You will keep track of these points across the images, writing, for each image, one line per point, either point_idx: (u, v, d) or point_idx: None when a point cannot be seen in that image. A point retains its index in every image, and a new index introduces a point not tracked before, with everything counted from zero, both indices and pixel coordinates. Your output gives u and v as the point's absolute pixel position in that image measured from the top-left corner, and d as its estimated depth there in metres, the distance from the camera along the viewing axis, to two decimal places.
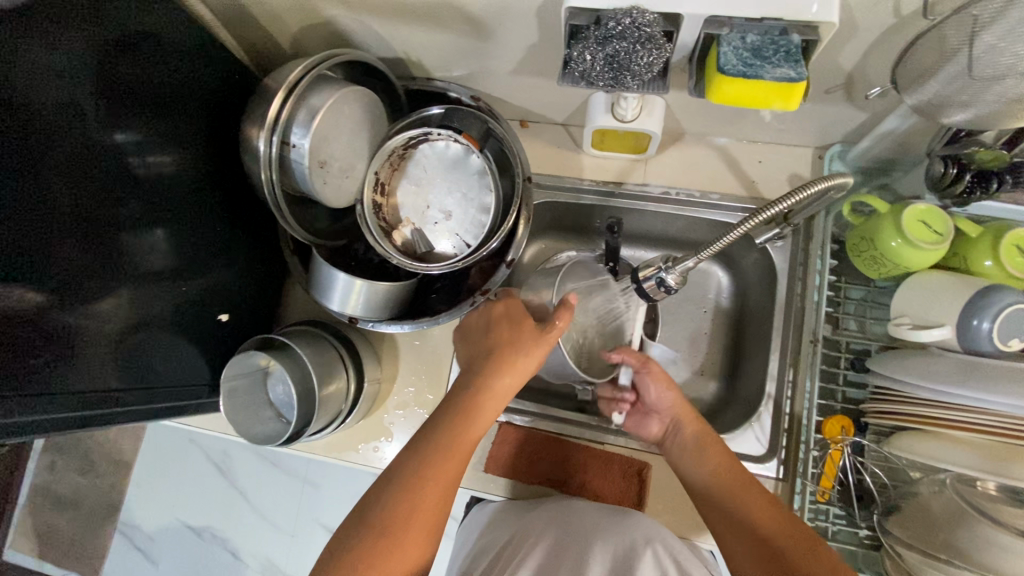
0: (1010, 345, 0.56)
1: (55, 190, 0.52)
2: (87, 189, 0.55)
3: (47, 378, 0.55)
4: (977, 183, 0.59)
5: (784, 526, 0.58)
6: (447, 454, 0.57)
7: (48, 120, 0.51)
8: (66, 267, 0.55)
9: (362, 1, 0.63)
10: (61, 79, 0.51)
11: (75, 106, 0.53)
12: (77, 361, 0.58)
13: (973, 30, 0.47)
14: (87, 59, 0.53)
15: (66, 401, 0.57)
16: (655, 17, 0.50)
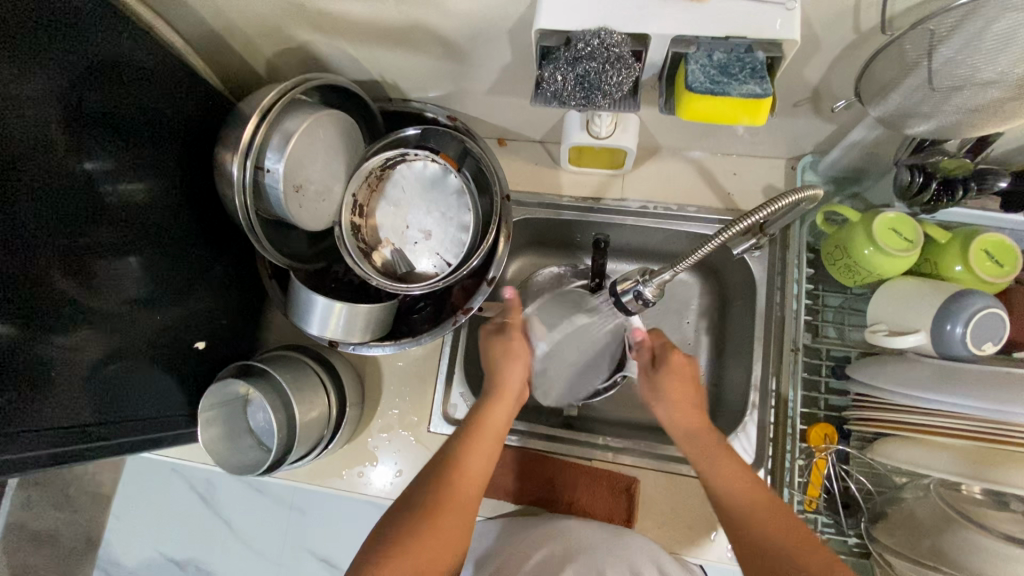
0: (984, 350, 0.57)
1: (19, 223, 0.51)
2: (53, 218, 0.54)
3: (14, 414, 0.53)
4: (944, 192, 0.60)
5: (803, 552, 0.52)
6: (463, 472, 0.61)
7: (16, 150, 0.50)
8: (34, 302, 0.53)
9: (336, 26, 0.63)
10: (28, 107, 0.50)
11: (39, 133, 0.52)
12: (44, 395, 0.56)
13: (931, 44, 0.49)
14: (55, 87, 0.52)
15: (34, 437, 0.55)
16: (623, 37, 0.51)
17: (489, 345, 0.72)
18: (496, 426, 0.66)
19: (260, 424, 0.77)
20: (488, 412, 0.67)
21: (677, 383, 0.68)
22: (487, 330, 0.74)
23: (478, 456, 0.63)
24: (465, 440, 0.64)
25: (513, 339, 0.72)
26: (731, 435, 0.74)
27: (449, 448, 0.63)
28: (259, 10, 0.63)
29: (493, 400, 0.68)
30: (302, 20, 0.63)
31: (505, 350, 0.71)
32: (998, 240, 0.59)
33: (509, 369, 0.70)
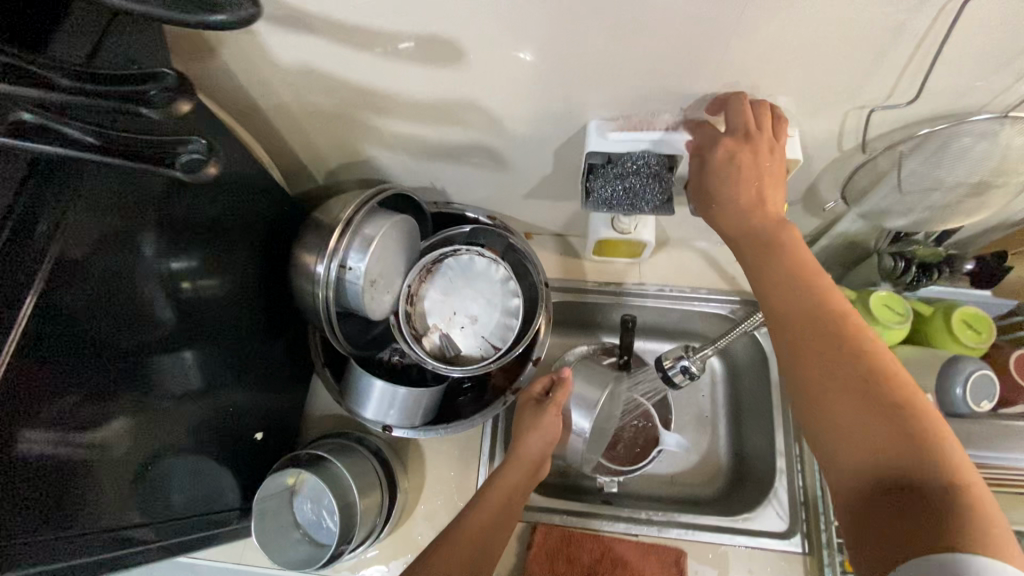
0: (982, 407, 0.65)
1: (93, 320, 0.51)
2: (125, 315, 0.55)
3: (79, 518, 0.52)
4: (922, 272, 0.71)
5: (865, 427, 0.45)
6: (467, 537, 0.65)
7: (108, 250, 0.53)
8: (95, 405, 0.51)
9: (404, 144, 0.73)
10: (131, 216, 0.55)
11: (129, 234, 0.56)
12: (93, 500, 0.53)
13: (899, 158, 0.62)
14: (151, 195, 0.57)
15: (93, 538, 0.54)
16: (659, 158, 0.64)
17: (524, 413, 0.76)
18: (506, 499, 0.69)
19: (307, 517, 0.76)
20: (500, 479, 0.70)
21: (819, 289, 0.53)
22: (527, 400, 0.78)
23: (484, 523, 0.66)
24: (474, 503, 0.68)
25: (546, 413, 0.74)
26: (765, 501, 0.79)
27: (460, 511, 0.68)
28: (337, 131, 0.72)
29: (507, 470, 0.71)
30: (374, 139, 0.73)
31: (531, 422, 0.74)
32: (974, 312, 0.71)
33: (529, 441, 0.73)
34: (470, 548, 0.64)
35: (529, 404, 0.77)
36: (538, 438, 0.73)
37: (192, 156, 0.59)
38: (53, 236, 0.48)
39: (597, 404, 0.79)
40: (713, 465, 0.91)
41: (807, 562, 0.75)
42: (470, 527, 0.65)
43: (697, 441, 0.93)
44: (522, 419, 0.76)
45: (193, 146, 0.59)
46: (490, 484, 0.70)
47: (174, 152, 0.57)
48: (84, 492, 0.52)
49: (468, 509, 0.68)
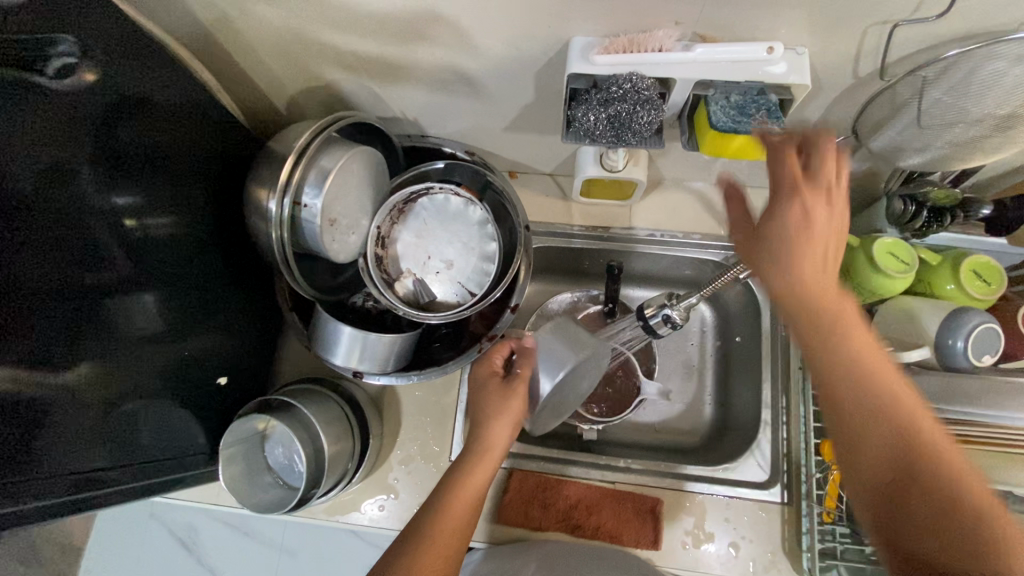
0: (982, 361, 0.61)
1: (18, 264, 0.47)
2: (60, 255, 0.51)
3: (40, 460, 0.51)
4: (932, 218, 0.65)
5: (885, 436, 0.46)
6: (430, 547, 0.58)
7: (48, 184, 0.49)
8: (42, 343, 0.49)
9: (367, 66, 0.66)
10: (57, 142, 0.49)
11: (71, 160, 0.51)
12: (46, 443, 0.52)
13: (921, 86, 0.55)
14: (88, 124, 0.52)
15: (59, 482, 0.54)
16: (651, 81, 0.55)
17: (486, 389, 0.68)
18: (469, 493, 0.62)
19: (279, 461, 0.76)
20: (467, 477, 0.62)
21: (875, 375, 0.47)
22: (487, 373, 0.69)
23: (449, 528, 0.59)
24: (439, 507, 0.60)
25: (512, 395, 0.66)
26: (746, 453, 0.77)
27: (424, 514, 0.61)
28: (291, 51, 0.65)
29: (473, 465, 0.63)
30: (333, 60, 0.66)
31: (495, 401, 0.66)
32: (985, 262, 0.65)
33: (495, 430, 0.64)
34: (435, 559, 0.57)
35: (492, 381, 0.68)
36: (501, 423, 0.65)
37: (66, 52, 0.48)
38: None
39: (566, 368, 0.66)
40: (696, 415, 0.89)
41: (784, 511, 0.74)
42: (432, 536, 0.59)
43: (682, 391, 0.90)
44: (482, 397, 0.68)
45: (66, 38, 0.48)
46: (454, 480, 0.62)
47: (43, 46, 0.47)
48: (41, 443, 0.51)
49: (428, 513, 0.61)
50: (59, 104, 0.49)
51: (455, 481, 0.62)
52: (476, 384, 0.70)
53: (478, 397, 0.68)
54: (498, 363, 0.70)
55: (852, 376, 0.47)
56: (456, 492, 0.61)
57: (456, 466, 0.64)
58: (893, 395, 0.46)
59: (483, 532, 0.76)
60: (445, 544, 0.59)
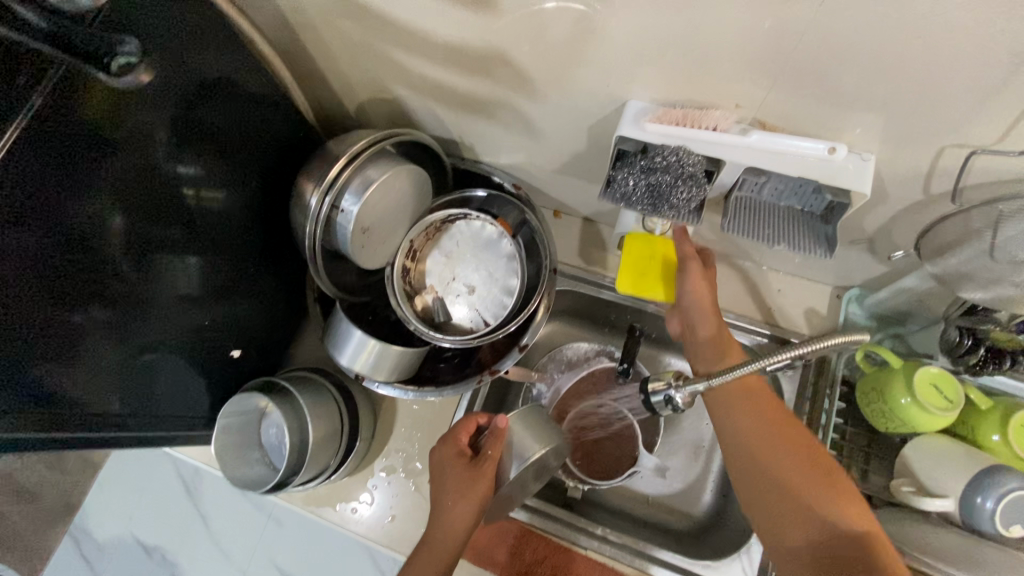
0: (1012, 532, 0.54)
1: (84, 214, 0.52)
2: (123, 212, 0.56)
3: (56, 395, 0.55)
4: (990, 358, 0.60)
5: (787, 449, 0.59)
6: None
7: (119, 142, 0.53)
8: (91, 298, 0.55)
9: (430, 89, 0.68)
10: (142, 109, 0.54)
11: (141, 140, 0.55)
12: (80, 388, 0.57)
13: (996, 220, 0.50)
14: (165, 99, 0.56)
15: (71, 419, 0.57)
16: (700, 158, 0.53)
17: (448, 471, 0.66)
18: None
19: (271, 440, 0.78)
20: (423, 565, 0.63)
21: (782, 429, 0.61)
22: (452, 449, 0.67)
23: None
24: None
25: (480, 480, 0.64)
26: (733, 554, 0.72)
27: None
28: (364, 64, 0.68)
29: (430, 554, 0.64)
30: (400, 79, 0.68)
31: (457, 483, 0.65)
32: None
33: (460, 517, 0.64)
34: None
35: (457, 463, 0.66)
36: (463, 503, 0.64)
37: (128, 52, 0.48)
38: (43, 139, 0.47)
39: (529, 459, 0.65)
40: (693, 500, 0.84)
41: None
42: None
43: (684, 470, 0.86)
44: (440, 474, 0.67)
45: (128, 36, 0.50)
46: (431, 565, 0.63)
47: (109, 45, 0.47)
48: (62, 382, 0.55)
49: None
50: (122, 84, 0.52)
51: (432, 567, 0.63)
52: (437, 460, 0.68)
53: (442, 477, 0.66)
54: (462, 441, 0.68)
55: (767, 434, 0.61)
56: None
57: (427, 550, 0.64)
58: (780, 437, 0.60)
59: None
60: None
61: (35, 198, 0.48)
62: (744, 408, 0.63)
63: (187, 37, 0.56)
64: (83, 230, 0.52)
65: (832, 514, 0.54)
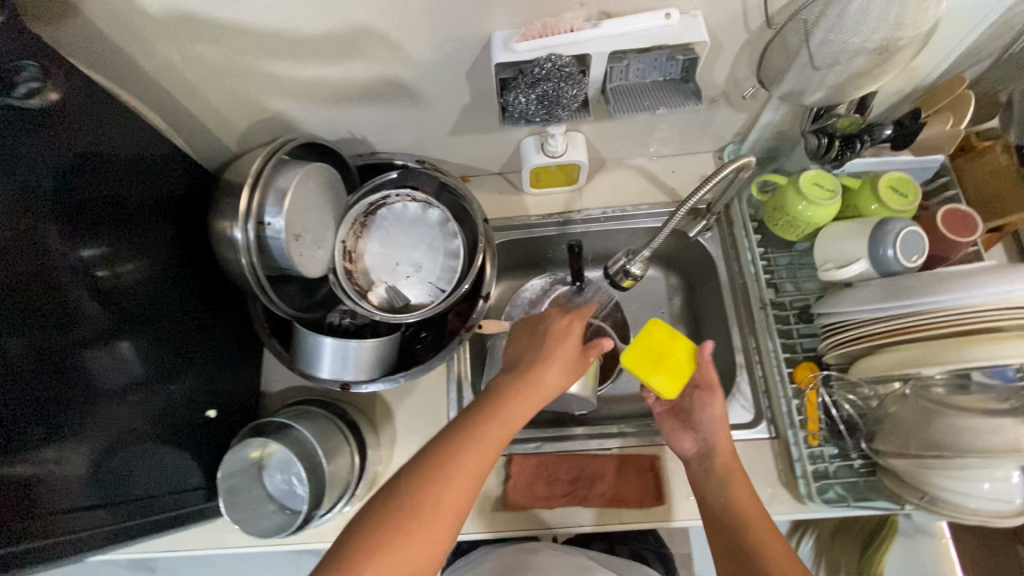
0: (914, 261, 0.66)
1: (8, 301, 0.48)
2: (43, 294, 0.51)
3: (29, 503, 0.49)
4: (845, 146, 0.72)
5: (757, 519, 0.63)
6: (441, 478, 0.54)
7: (27, 217, 0.50)
8: (30, 414, 0.49)
9: (308, 90, 0.70)
10: (39, 179, 0.51)
11: (30, 230, 0.50)
12: (45, 503, 0.51)
13: (806, 30, 0.61)
14: (59, 166, 0.53)
15: (47, 524, 0.51)
16: (570, 59, 0.60)
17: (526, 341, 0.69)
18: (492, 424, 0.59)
19: (279, 488, 0.76)
20: (489, 423, 0.59)
21: (743, 496, 0.65)
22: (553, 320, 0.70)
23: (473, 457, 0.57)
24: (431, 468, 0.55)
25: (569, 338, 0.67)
26: (729, 397, 0.81)
27: (443, 443, 0.58)
28: (234, 87, 0.68)
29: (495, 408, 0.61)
30: (275, 90, 0.69)
31: (555, 356, 0.65)
32: (898, 176, 0.72)
33: (537, 373, 0.64)
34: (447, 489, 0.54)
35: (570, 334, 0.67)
36: (558, 353, 0.66)
37: (31, 78, 0.49)
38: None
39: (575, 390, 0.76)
40: None
41: (775, 445, 0.77)
42: (452, 462, 0.56)
43: None
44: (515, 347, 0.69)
45: (27, 67, 0.49)
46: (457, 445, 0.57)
47: (11, 72, 0.48)
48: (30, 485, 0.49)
49: (446, 442, 0.58)
50: (18, 150, 0.49)
51: (454, 447, 0.57)
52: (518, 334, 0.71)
53: (537, 347, 0.67)
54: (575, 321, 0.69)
55: (745, 518, 0.63)
56: (460, 458, 0.56)
57: (463, 422, 0.60)
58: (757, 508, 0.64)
59: (495, 522, 0.77)
60: (459, 483, 0.55)
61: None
62: (743, 492, 0.66)
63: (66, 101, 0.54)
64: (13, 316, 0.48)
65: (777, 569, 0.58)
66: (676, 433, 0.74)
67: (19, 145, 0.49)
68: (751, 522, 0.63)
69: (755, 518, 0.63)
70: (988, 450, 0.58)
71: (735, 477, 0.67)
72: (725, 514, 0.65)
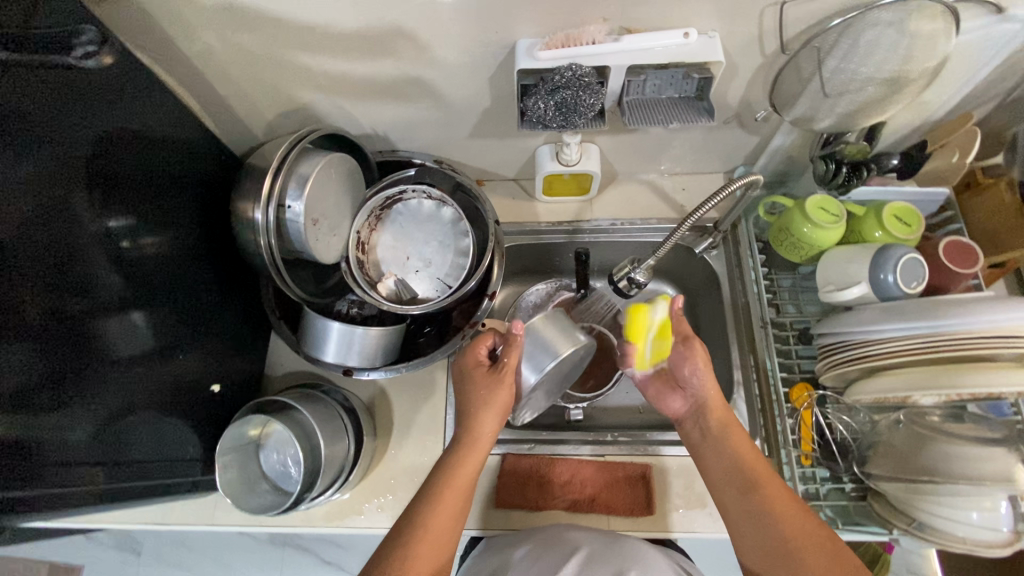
0: (914, 288, 0.68)
1: (39, 257, 0.50)
2: (73, 255, 0.54)
3: (37, 451, 0.51)
4: (852, 172, 0.74)
5: (762, 471, 0.63)
6: (430, 511, 0.62)
7: (66, 180, 0.53)
8: (41, 374, 0.51)
9: (337, 84, 0.73)
10: (80, 147, 0.54)
11: (59, 196, 0.52)
12: (53, 455, 0.53)
13: (819, 58, 0.63)
14: (98, 136, 0.56)
15: (51, 474, 0.53)
16: (589, 69, 0.62)
17: (466, 373, 0.71)
18: (467, 455, 0.67)
19: (274, 468, 0.77)
20: (457, 464, 0.66)
21: (744, 451, 0.65)
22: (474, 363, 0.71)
23: (462, 478, 0.65)
24: (403, 545, 0.59)
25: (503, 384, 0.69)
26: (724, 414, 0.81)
27: (427, 486, 0.65)
28: (267, 77, 0.71)
29: (462, 454, 0.67)
30: (305, 81, 0.72)
31: (480, 397, 0.69)
32: (903, 206, 0.74)
33: (482, 411, 0.68)
34: (437, 520, 0.61)
35: (480, 376, 0.69)
36: (481, 384, 0.69)
37: (88, 41, 0.54)
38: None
39: (562, 354, 0.69)
40: None
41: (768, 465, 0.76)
42: (437, 497, 0.63)
43: None
44: (459, 374, 0.72)
45: (87, 28, 0.54)
46: (426, 515, 0.62)
47: (69, 35, 0.52)
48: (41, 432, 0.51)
49: (430, 481, 0.65)
50: (62, 117, 0.52)
51: (434, 486, 0.64)
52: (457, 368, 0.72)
53: (464, 393, 0.70)
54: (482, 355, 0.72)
55: (743, 475, 0.63)
56: (436, 502, 0.62)
57: (438, 465, 0.67)
58: (756, 462, 0.64)
59: (483, 519, 0.77)
60: (448, 512, 0.62)
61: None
62: (742, 445, 0.66)
63: (111, 76, 0.57)
64: (44, 271, 0.51)
65: (781, 521, 0.59)
66: (665, 396, 0.76)
67: (65, 112, 0.52)
68: (752, 475, 0.63)
69: (757, 471, 0.63)
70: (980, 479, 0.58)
71: (733, 429, 0.67)
72: (725, 467, 0.65)
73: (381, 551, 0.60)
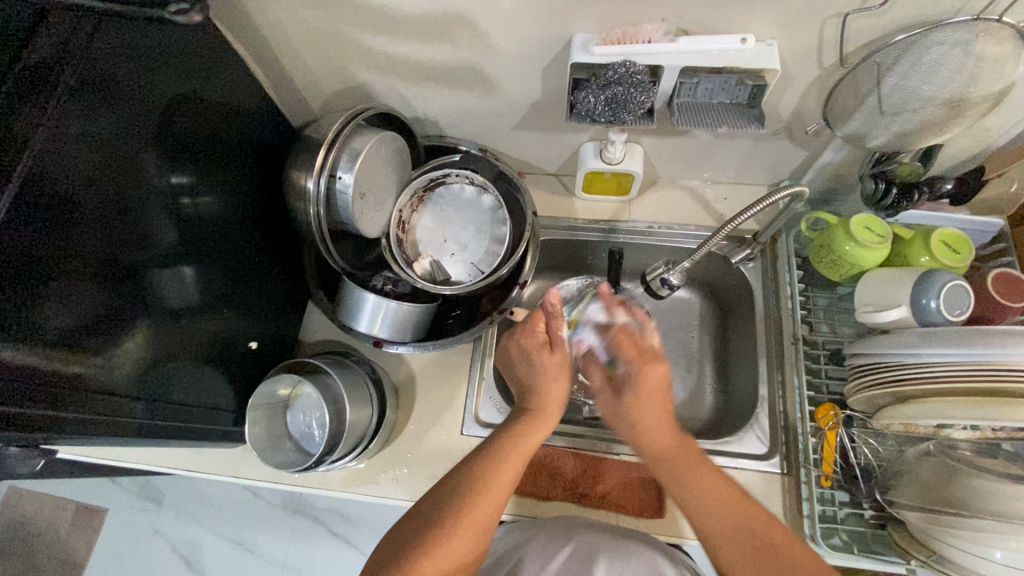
0: (958, 317, 0.66)
1: (109, 201, 0.54)
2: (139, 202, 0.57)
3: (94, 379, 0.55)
4: (903, 195, 0.72)
5: (760, 525, 0.56)
6: (492, 469, 0.60)
7: (139, 133, 0.56)
8: (99, 313, 0.54)
9: (394, 65, 0.75)
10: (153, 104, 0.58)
11: (130, 149, 0.56)
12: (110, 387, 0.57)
13: (879, 74, 0.62)
14: (170, 96, 0.59)
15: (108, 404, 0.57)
16: (642, 67, 0.63)
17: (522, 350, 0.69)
18: (536, 423, 0.66)
19: (300, 428, 0.80)
20: (526, 430, 0.64)
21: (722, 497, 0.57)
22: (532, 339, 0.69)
23: (530, 444, 0.64)
24: (464, 498, 0.58)
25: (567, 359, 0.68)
26: (746, 426, 0.80)
27: (486, 448, 0.63)
28: (330, 53, 0.74)
29: (529, 421, 0.66)
30: (365, 61, 0.75)
31: (548, 372, 0.67)
32: (954, 232, 0.71)
33: (552, 384, 0.67)
34: (499, 478, 0.60)
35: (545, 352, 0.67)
36: (549, 359, 0.67)
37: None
38: (44, 150, 0.48)
39: None
40: (698, 403, 0.93)
41: (785, 482, 0.76)
42: (502, 455, 0.62)
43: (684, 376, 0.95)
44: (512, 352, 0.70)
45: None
46: (488, 472, 0.60)
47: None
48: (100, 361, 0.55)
49: (492, 444, 0.64)
50: (140, 73, 0.56)
51: (496, 448, 0.62)
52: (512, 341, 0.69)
53: (526, 369, 0.69)
54: (541, 334, 0.69)
55: (738, 531, 0.55)
56: (499, 463, 0.61)
57: (500, 429, 0.66)
58: (752, 514, 0.56)
59: None
60: (510, 473, 0.61)
61: (35, 207, 0.47)
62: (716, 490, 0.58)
63: (187, 40, 0.61)
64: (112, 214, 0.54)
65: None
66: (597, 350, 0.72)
67: (143, 70, 0.56)
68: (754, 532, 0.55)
69: (758, 525, 0.56)
70: (1010, 517, 0.56)
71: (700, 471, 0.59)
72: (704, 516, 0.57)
73: (435, 503, 0.59)
